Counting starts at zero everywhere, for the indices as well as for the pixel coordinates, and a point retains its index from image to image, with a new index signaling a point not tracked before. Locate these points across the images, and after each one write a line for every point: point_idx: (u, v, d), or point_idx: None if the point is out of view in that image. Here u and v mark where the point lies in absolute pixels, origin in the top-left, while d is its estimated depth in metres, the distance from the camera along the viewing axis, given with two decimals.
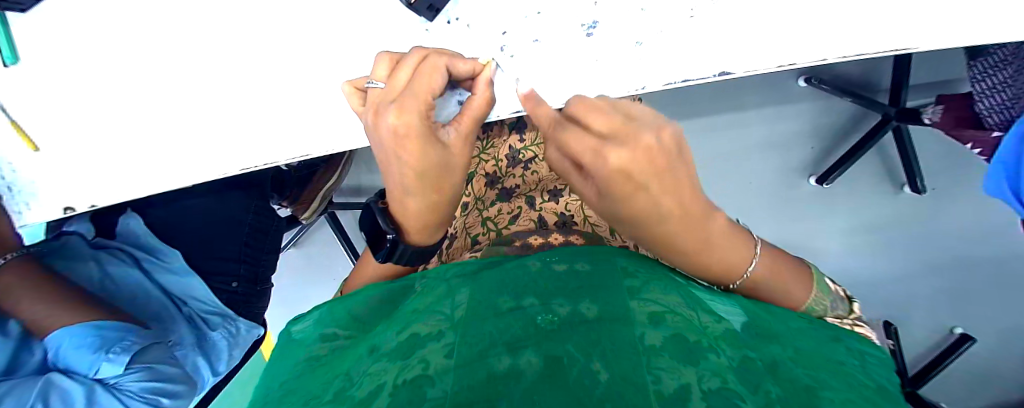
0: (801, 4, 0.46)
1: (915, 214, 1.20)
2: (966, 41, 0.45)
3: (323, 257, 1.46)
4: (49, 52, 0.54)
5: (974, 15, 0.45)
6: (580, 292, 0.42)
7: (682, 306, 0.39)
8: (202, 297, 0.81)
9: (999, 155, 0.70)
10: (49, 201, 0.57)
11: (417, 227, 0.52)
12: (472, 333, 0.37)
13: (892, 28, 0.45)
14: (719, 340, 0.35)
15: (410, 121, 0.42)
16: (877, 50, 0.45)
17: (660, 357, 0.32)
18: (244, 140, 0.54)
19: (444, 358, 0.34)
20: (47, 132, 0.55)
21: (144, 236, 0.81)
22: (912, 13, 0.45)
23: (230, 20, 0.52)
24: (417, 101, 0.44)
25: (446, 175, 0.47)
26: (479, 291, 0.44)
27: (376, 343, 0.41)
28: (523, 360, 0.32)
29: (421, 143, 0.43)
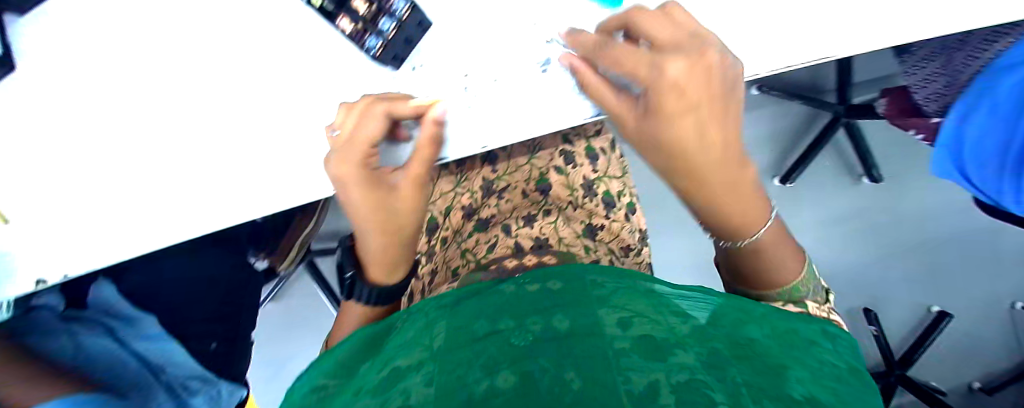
0: (733, 23, 0.50)
1: (879, 201, 1.26)
2: (889, 43, 0.49)
3: (307, 308, 1.43)
4: (14, 127, 0.54)
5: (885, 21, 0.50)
6: (550, 310, 0.44)
7: (648, 308, 0.42)
8: (180, 363, 0.78)
9: (943, 135, 0.75)
10: (18, 277, 0.56)
11: (379, 263, 0.59)
12: (452, 364, 0.39)
13: (816, 38, 0.49)
14: (684, 332, 0.38)
15: (346, 170, 0.50)
16: (804, 59, 0.50)
17: (628, 358, 0.35)
18: (221, 195, 0.55)
19: (423, 389, 0.36)
20: (14, 206, 0.55)
21: (119, 304, 0.81)
22: (831, 23, 0.50)
23: (201, 82, 0.54)
24: (355, 150, 0.49)
25: (393, 210, 0.54)
26: (456, 322, 0.46)
27: (361, 380, 0.43)
28: (501, 380, 0.35)
29: (357, 188, 0.51)
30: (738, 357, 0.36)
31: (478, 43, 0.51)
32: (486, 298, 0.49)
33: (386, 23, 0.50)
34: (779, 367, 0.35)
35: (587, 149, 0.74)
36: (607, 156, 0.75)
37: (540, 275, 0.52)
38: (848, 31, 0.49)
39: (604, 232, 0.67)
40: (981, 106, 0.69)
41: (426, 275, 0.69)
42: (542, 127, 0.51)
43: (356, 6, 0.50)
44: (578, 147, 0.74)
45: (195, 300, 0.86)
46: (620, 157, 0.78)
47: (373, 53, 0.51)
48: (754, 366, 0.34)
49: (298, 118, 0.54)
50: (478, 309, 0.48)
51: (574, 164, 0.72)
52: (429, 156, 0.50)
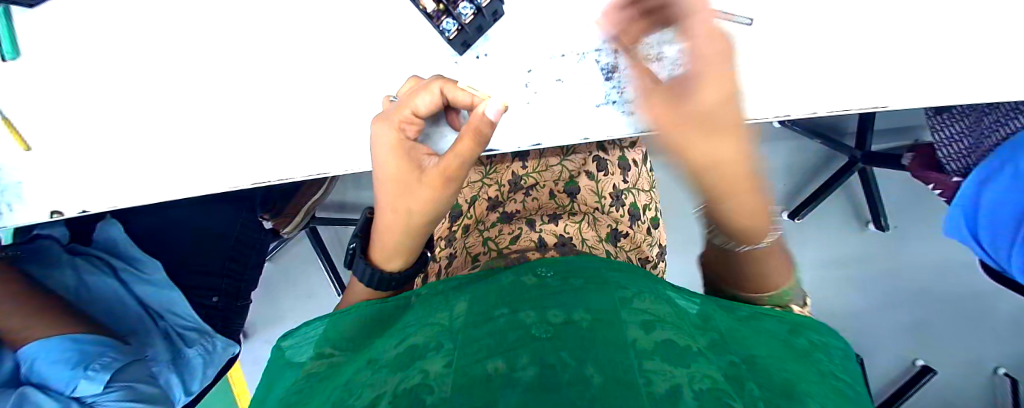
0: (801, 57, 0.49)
1: (882, 248, 1.28)
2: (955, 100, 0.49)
3: (301, 275, 1.41)
4: (55, 51, 0.53)
5: (956, 76, 0.49)
6: (574, 302, 0.43)
7: (671, 317, 0.42)
8: (182, 312, 0.78)
9: (960, 197, 0.76)
10: (35, 204, 0.55)
11: (387, 246, 0.56)
12: (469, 344, 0.38)
13: (881, 85, 0.49)
14: (707, 347, 0.37)
15: (380, 131, 0.48)
16: (861, 106, 0.49)
17: (651, 360, 0.33)
18: (254, 153, 0.53)
19: (437, 367, 0.35)
20: (43, 132, 0.54)
21: (124, 244, 0.78)
22: (900, 72, 0.49)
23: (250, 34, 0.52)
24: (398, 117, 0.48)
25: (412, 196, 0.50)
26: (474, 305, 0.45)
27: (369, 354, 0.42)
28: (518, 368, 0.33)
29: (386, 151, 0.49)
30: (761, 376, 0.34)
31: (541, 41, 0.51)
32: (503, 285, 0.49)
33: (466, 8, 0.47)
34: (803, 386, 0.33)
35: (620, 158, 0.75)
36: (638, 168, 0.76)
37: (556, 264, 0.53)
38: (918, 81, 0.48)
39: (626, 240, 0.68)
40: (1004, 172, 0.69)
41: (443, 259, 0.69)
42: (599, 134, 0.51)
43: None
44: (611, 156, 0.74)
45: (202, 251, 0.84)
46: (650, 171, 0.79)
47: (447, 36, 0.49)
48: (778, 388, 0.32)
49: (347, 86, 0.52)
50: (499, 294, 0.47)
51: (606, 171, 0.73)
52: (467, 153, 0.46)
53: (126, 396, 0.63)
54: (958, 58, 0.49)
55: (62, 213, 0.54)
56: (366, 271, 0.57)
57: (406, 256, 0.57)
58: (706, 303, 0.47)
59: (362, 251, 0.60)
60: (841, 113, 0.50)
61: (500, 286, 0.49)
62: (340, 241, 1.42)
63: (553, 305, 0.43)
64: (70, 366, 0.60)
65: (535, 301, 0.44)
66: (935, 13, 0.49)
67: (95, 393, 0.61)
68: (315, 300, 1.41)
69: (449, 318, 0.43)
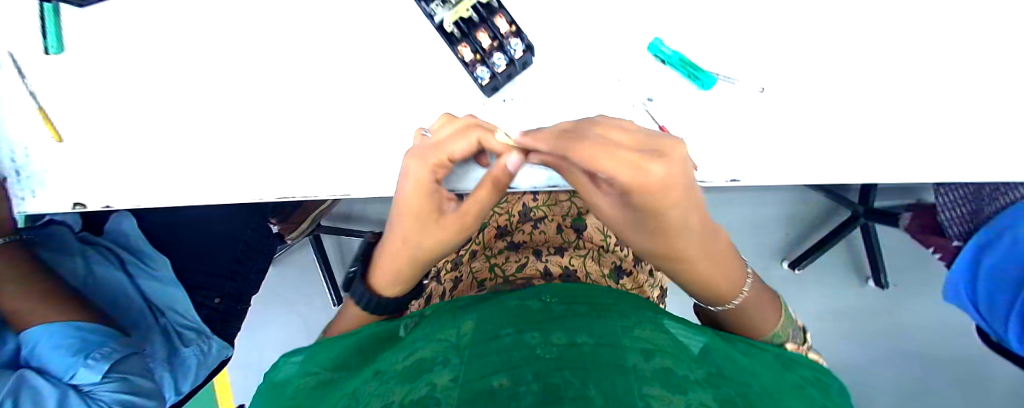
0: (814, 122, 0.50)
1: (878, 304, 1.28)
2: (960, 180, 0.50)
3: (301, 282, 1.42)
4: (99, 50, 0.56)
5: (966, 150, 0.50)
6: (578, 328, 0.45)
7: (670, 348, 0.43)
8: (185, 311, 0.80)
9: (960, 262, 0.77)
10: (58, 194, 0.56)
11: (383, 275, 0.57)
12: (475, 362, 0.40)
13: (892, 157, 0.50)
14: (705, 376, 0.39)
15: (415, 168, 0.48)
16: (866, 177, 0.50)
17: (651, 386, 0.35)
18: (276, 168, 0.55)
19: (444, 382, 0.37)
20: (77, 126, 0.56)
21: (135, 239, 0.80)
22: (911, 145, 0.50)
23: (287, 56, 0.55)
24: (434, 157, 0.48)
25: (428, 235, 0.51)
26: (481, 326, 0.48)
27: (378, 366, 0.44)
28: (522, 386, 0.35)
29: (411, 186, 0.49)
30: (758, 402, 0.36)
31: (565, 90, 0.53)
32: (510, 307, 0.51)
33: (499, 59, 0.50)
34: None
35: None
36: None
37: (559, 290, 0.56)
38: (925, 158, 0.50)
39: (629, 278, 0.69)
40: (1003, 238, 0.71)
41: (448, 281, 0.70)
42: None
43: (479, 36, 0.50)
44: None
45: (209, 253, 0.86)
46: None
47: (480, 79, 0.51)
48: None
49: (374, 113, 0.55)
50: (507, 315, 0.49)
51: None
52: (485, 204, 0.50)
53: (120, 388, 0.64)
54: (970, 134, 0.50)
55: (83, 206, 0.56)
56: (367, 295, 0.58)
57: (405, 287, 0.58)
58: (708, 337, 0.49)
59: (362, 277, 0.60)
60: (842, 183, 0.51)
61: (507, 307, 0.52)
62: (342, 251, 1.43)
63: (557, 329, 0.45)
64: (71, 352, 0.61)
65: (542, 325, 0.46)
66: (949, 89, 0.50)
67: (94, 382, 0.62)
68: (311, 310, 1.40)
69: (457, 336, 0.46)
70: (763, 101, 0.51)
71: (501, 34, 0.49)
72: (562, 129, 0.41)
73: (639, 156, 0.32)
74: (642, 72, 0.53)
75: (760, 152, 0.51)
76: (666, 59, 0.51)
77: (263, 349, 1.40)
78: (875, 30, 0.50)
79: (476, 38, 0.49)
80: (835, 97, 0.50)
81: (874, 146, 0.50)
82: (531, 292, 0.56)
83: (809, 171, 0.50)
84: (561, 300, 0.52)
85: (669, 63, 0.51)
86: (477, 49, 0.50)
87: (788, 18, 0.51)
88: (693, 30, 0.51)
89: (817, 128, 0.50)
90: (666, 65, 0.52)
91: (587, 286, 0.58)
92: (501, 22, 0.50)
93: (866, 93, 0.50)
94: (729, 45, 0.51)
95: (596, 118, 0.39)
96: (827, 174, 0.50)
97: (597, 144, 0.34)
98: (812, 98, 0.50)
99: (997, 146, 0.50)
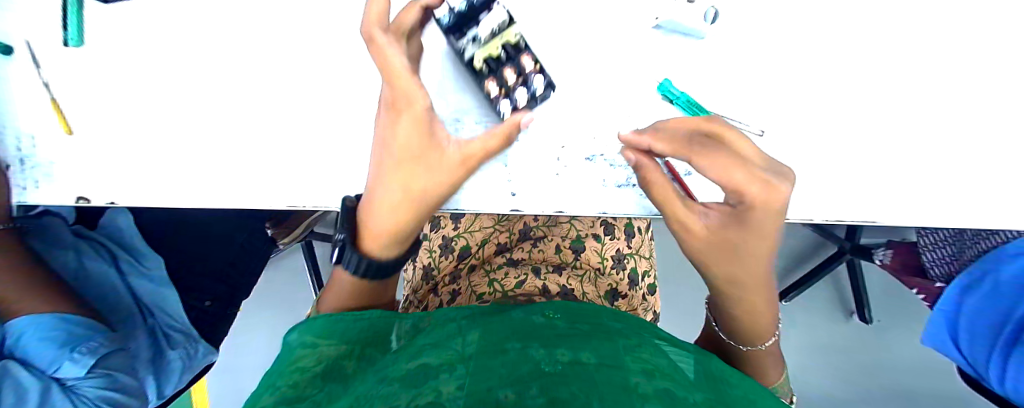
0: (811, 162, 0.53)
1: (863, 338, 1.29)
2: (943, 226, 0.52)
3: (292, 289, 1.40)
4: (119, 47, 0.57)
5: (950, 198, 0.53)
6: (580, 345, 0.47)
7: (668, 367, 0.45)
8: (173, 312, 0.79)
9: (942, 302, 0.79)
10: (60, 187, 0.56)
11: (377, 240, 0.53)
12: (481, 373, 0.42)
13: (881, 200, 0.52)
14: (701, 396, 0.41)
15: (398, 80, 0.43)
16: (858, 217, 0.52)
17: (651, 402, 0.36)
18: (289, 177, 0.57)
19: (452, 389, 0.38)
20: (90, 121, 0.56)
21: (131, 235, 0.80)
22: (900, 190, 0.53)
23: (309, 70, 0.57)
24: (380, 39, 0.43)
25: (428, 177, 0.47)
26: (485, 338, 0.50)
27: (382, 370, 0.45)
28: (528, 398, 0.37)
29: (406, 121, 0.45)
30: None
31: (577, 118, 0.55)
32: (513, 322, 0.53)
33: (521, 96, 0.51)
34: None
35: (626, 225, 0.80)
36: (642, 235, 0.81)
37: (566, 308, 0.57)
38: (911, 203, 0.52)
39: (624, 300, 0.72)
40: (983, 284, 0.75)
41: (446, 294, 0.71)
42: (616, 210, 0.55)
43: (506, 72, 0.50)
44: (618, 222, 0.80)
45: (205, 255, 0.85)
46: (649, 239, 0.85)
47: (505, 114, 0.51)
48: None
49: None
50: (511, 330, 0.51)
51: (612, 236, 0.78)
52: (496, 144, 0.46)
53: (104, 384, 0.62)
54: (954, 183, 0.53)
55: (87, 200, 0.56)
56: (360, 260, 0.53)
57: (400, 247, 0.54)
58: (701, 355, 0.51)
59: (352, 243, 0.55)
60: (836, 222, 0.52)
61: (511, 322, 0.54)
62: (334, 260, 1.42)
63: (560, 344, 0.47)
64: (56, 346, 0.60)
65: (546, 340, 0.48)
66: (937, 139, 0.53)
67: (78, 377, 0.60)
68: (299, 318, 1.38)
69: (463, 346, 0.47)
70: (763, 144, 0.53)
71: (526, 71, 0.50)
72: (698, 121, 0.42)
73: (772, 176, 0.38)
74: (648, 106, 0.55)
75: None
76: (674, 99, 0.54)
77: (246, 356, 1.37)
78: (868, 81, 0.53)
79: (502, 75, 0.50)
80: (829, 141, 0.53)
81: (863, 189, 0.53)
82: (530, 309, 0.57)
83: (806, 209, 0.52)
84: (563, 316, 0.54)
85: (676, 103, 0.54)
86: (503, 85, 0.51)
87: (788, 64, 0.54)
88: (699, 70, 0.54)
89: (813, 168, 0.52)
90: (673, 105, 0.54)
91: (586, 305, 0.60)
92: (527, 60, 0.50)
93: (858, 139, 0.53)
94: (734, 84, 0.54)
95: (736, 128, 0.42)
96: (823, 213, 0.52)
97: (733, 157, 0.39)
98: (809, 140, 0.53)
99: (981, 196, 0.53)
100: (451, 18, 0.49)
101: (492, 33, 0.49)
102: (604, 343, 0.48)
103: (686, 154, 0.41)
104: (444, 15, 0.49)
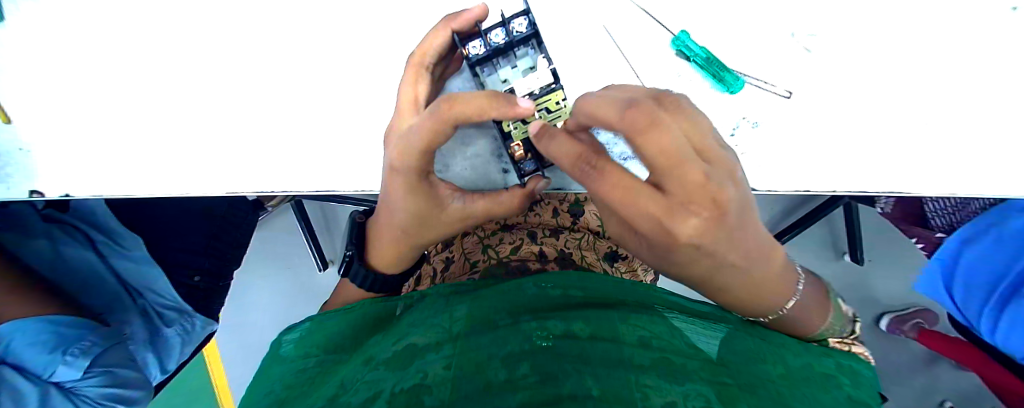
0: (836, 127, 0.49)
1: (857, 279, 1.27)
2: (989, 193, 0.48)
3: (283, 249, 1.38)
4: (42, 16, 0.48)
5: (1005, 162, 0.47)
6: (574, 314, 0.46)
7: (665, 334, 0.45)
8: (162, 291, 0.77)
9: (939, 254, 0.78)
10: (9, 182, 0.50)
11: (385, 262, 0.55)
12: (470, 352, 0.41)
13: (916, 167, 0.48)
14: (700, 367, 0.41)
15: (400, 124, 0.43)
16: (888, 186, 0.49)
17: (648, 377, 0.36)
18: (263, 158, 0.51)
19: (440, 372, 0.38)
20: (27, 106, 0.49)
21: (104, 217, 0.74)
22: (939, 155, 0.48)
23: (272, 30, 0.48)
24: (436, 124, 0.36)
25: (429, 230, 0.46)
26: (477, 311, 0.49)
27: (372, 352, 0.45)
28: (520, 378, 0.36)
29: (400, 191, 0.43)
30: (746, 391, 0.38)
31: (580, 89, 0.50)
32: (507, 292, 0.52)
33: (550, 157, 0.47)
34: (781, 400, 0.37)
35: None
36: None
37: (563, 275, 0.54)
38: (943, 167, 0.48)
39: (625, 262, 0.69)
40: (988, 235, 0.73)
41: (439, 262, 0.69)
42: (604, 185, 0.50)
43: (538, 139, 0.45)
44: None
45: (191, 230, 0.82)
46: None
47: (523, 173, 0.47)
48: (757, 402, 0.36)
49: (367, 98, 0.49)
50: (501, 298, 0.51)
51: None
52: (509, 208, 0.44)
53: (104, 382, 0.63)
54: (1012, 145, 0.47)
55: (41, 195, 0.50)
56: (367, 276, 0.55)
57: (401, 265, 0.56)
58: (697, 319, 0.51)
59: (360, 258, 0.57)
60: (860, 192, 0.49)
61: (503, 291, 0.52)
62: (326, 218, 1.38)
63: (553, 316, 0.46)
64: (47, 350, 0.59)
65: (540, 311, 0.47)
66: (998, 94, 0.46)
67: (76, 379, 0.61)
68: (295, 276, 1.37)
69: (451, 322, 0.47)
70: (789, 107, 0.49)
71: None
72: (615, 120, 0.32)
73: (710, 172, 0.30)
74: (660, 66, 0.49)
75: (772, 158, 0.49)
76: (691, 56, 0.48)
77: (247, 312, 1.38)
78: (910, 29, 0.47)
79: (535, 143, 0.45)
80: (864, 100, 0.48)
81: (890, 153, 0.48)
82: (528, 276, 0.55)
83: (819, 177, 0.49)
84: (556, 283, 0.53)
85: (693, 60, 0.48)
86: (530, 148, 0.46)
87: (815, 13, 0.48)
88: (715, 22, 0.49)
89: (841, 130, 0.49)
90: (689, 62, 0.49)
91: (586, 270, 0.57)
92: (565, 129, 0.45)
93: (891, 97, 0.48)
94: (755, 43, 0.49)
95: (649, 143, 0.29)
96: (839, 180, 0.49)
97: (672, 131, 0.30)
98: (833, 101, 0.48)
99: None
100: (482, 54, 0.42)
101: (532, 94, 0.42)
102: (598, 311, 0.48)
103: (624, 129, 0.31)
104: (475, 47, 0.42)
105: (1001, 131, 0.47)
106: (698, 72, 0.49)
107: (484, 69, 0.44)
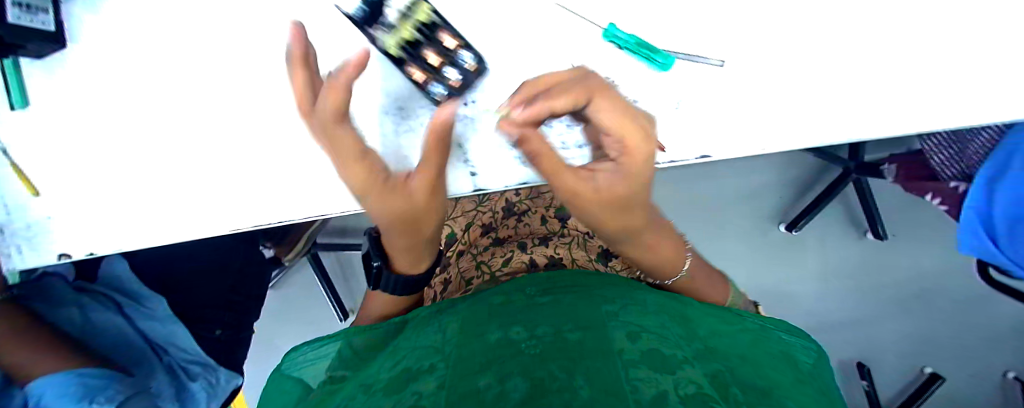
0: (791, 87, 0.50)
1: (885, 256, 1.22)
2: (945, 126, 0.50)
3: (302, 303, 1.41)
4: (60, 100, 0.55)
5: (952, 98, 0.50)
6: (563, 319, 0.46)
7: (656, 328, 0.44)
8: (187, 346, 0.80)
9: (971, 198, 0.76)
10: (41, 248, 0.55)
11: (406, 266, 0.57)
12: (461, 366, 0.41)
13: (876, 115, 0.50)
14: (691, 356, 0.40)
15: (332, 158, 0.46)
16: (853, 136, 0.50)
17: (640, 370, 0.35)
18: (258, 194, 0.55)
19: (431, 388, 0.37)
20: (49, 179, 0.55)
21: (130, 281, 0.80)
22: (894, 99, 0.50)
23: (255, 80, 0.54)
24: None
25: (409, 219, 0.48)
26: (466, 325, 0.49)
27: (368, 380, 0.45)
28: (509, 384, 0.35)
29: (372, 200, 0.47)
30: (736, 381, 0.37)
31: None
32: (496, 304, 0.51)
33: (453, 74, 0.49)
34: (769, 389, 0.37)
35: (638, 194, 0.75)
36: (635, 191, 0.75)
37: (544, 279, 0.56)
38: (900, 110, 0.50)
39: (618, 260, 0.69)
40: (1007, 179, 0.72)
41: (438, 284, 0.69)
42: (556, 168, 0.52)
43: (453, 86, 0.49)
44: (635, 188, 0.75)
45: (206, 286, 0.86)
46: None
47: None
48: (750, 391, 0.35)
49: None
50: (487, 311, 0.50)
51: None
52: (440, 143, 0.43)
53: None
54: (951, 81, 0.50)
55: (69, 256, 0.55)
56: (394, 281, 0.57)
57: (421, 263, 0.57)
58: (690, 317, 0.50)
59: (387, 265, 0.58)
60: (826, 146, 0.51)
61: (488, 304, 0.52)
62: (342, 267, 1.41)
63: (543, 322, 0.45)
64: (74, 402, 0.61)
65: (529, 319, 0.46)
66: (925, 37, 0.50)
67: None
68: (318, 327, 1.40)
69: (442, 340, 0.47)
70: (744, 75, 0.51)
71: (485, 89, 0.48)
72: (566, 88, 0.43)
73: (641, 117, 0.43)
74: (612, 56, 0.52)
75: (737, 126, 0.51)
76: (621, 45, 0.50)
77: None
78: None
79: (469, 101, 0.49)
80: (811, 57, 0.50)
81: (854, 105, 0.50)
82: (519, 283, 0.55)
83: (788, 139, 0.50)
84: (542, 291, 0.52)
85: (624, 48, 0.50)
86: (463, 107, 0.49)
87: None
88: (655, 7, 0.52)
89: (795, 89, 0.50)
90: (621, 50, 0.51)
91: (577, 273, 0.57)
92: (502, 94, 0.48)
93: (834, 52, 0.50)
94: None
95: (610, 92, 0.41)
96: (808, 136, 0.51)
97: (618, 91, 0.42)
98: (784, 61, 0.50)
99: (983, 90, 0.50)
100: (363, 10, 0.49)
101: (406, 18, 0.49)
102: (587, 314, 0.47)
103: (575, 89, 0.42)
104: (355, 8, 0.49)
105: (939, 72, 0.50)
106: (631, 59, 0.51)
107: (419, 64, 0.49)
